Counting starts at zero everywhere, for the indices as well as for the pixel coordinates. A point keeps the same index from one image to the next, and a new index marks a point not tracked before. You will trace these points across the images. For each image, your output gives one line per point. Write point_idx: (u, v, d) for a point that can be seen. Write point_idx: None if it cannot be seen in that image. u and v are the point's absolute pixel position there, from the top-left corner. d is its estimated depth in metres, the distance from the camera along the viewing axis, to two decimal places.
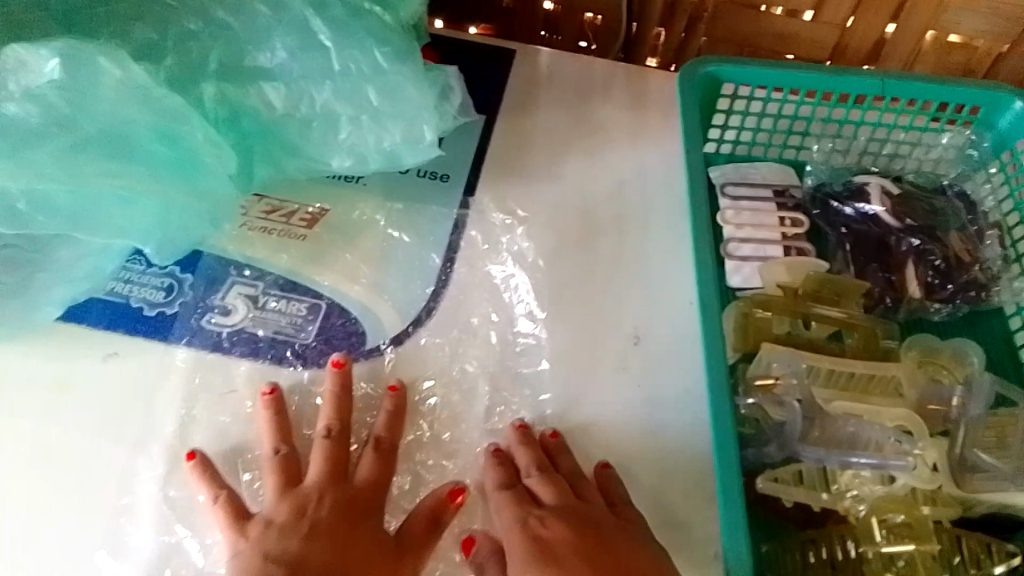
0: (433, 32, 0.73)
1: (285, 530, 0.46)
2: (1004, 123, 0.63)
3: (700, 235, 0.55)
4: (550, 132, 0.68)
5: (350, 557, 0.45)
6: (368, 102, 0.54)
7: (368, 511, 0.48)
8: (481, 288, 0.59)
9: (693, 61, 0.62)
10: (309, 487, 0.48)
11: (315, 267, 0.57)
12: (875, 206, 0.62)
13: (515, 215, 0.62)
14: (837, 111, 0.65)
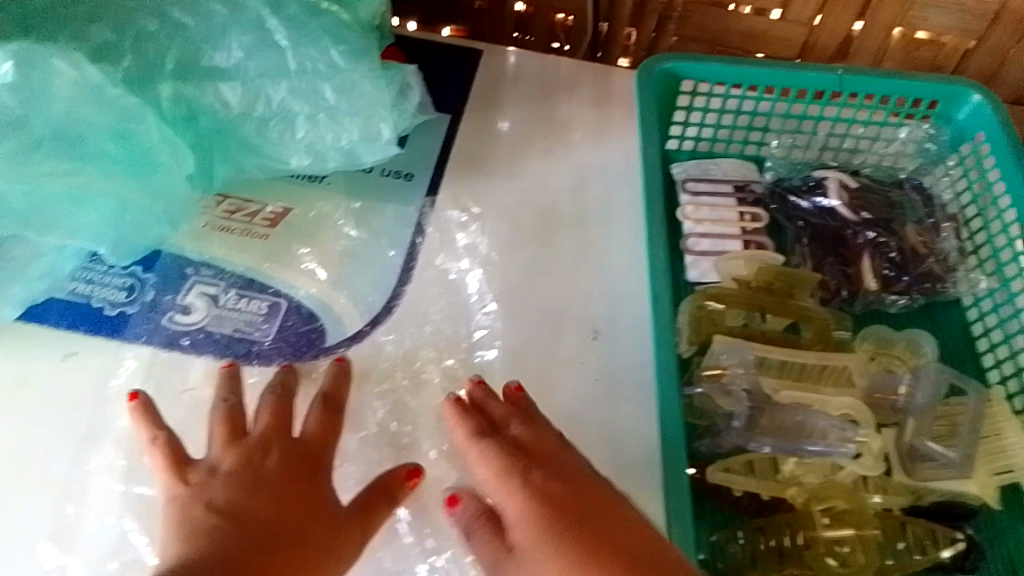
0: (400, 32, 0.73)
1: (230, 477, 0.43)
2: (962, 116, 0.64)
3: (652, 230, 0.56)
4: (514, 130, 0.69)
5: (293, 509, 0.43)
6: (325, 100, 0.54)
7: (316, 472, 0.46)
8: (438, 286, 0.59)
9: (652, 58, 0.63)
10: (255, 437, 0.46)
11: (275, 266, 0.58)
12: (833, 199, 0.63)
13: (469, 212, 0.63)
14: (796, 107, 0.65)
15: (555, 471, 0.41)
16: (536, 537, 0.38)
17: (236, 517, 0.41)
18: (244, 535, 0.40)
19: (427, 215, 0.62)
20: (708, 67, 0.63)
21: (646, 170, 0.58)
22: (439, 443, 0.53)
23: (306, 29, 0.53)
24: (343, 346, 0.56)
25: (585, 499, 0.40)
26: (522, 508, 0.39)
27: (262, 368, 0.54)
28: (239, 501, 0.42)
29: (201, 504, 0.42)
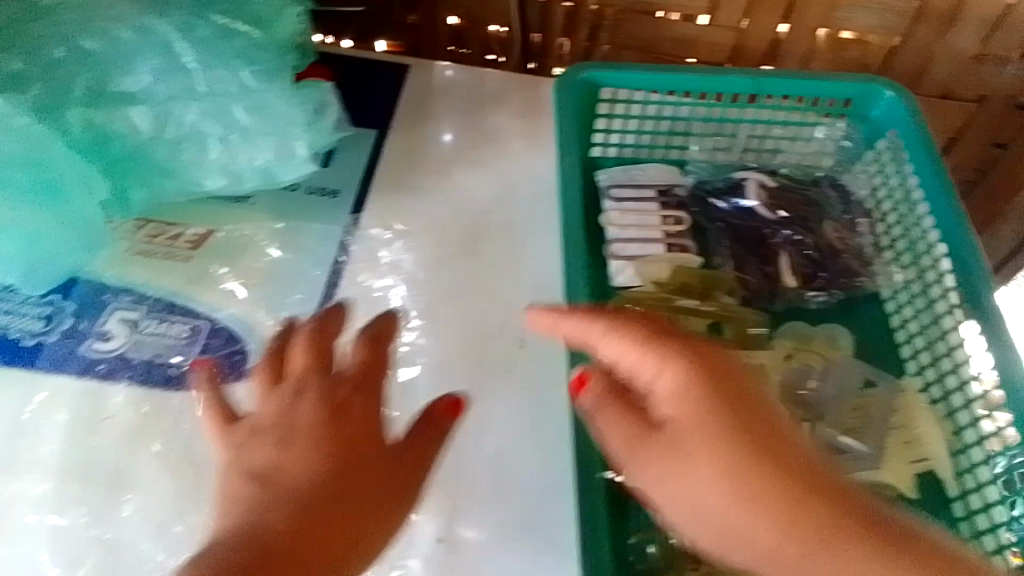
0: (327, 50, 0.74)
1: (271, 427, 0.42)
2: (877, 114, 0.66)
3: (571, 241, 0.57)
4: (441, 143, 0.70)
5: (344, 461, 0.41)
6: (236, 120, 0.55)
7: (363, 401, 0.43)
8: (362, 303, 0.59)
9: (571, 68, 0.64)
10: (290, 383, 0.44)
11: (197, 288, 0.58)
12: (753, 201, 0.64)
13: (392, 229, 0.63)
14: (716, 110, 0.66)
15: (692, 346, 0.38)
16: (687, 426, 0.36)
17: (271, 483, 0.39)
18: (280, 500, 0.38)
19: (352, 232, 0.62)
20: (627, 74, 0.64)
21: (563, 179, 0.59)
22: None
23: (216, 51, 0.54)
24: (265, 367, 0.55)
25: (722, 391, 0.36)
26: (673, 388, 0.37)
27: (182, 393, 0.54)
28: (279, 461, 0.40)
29: (239, 470, 0.40)
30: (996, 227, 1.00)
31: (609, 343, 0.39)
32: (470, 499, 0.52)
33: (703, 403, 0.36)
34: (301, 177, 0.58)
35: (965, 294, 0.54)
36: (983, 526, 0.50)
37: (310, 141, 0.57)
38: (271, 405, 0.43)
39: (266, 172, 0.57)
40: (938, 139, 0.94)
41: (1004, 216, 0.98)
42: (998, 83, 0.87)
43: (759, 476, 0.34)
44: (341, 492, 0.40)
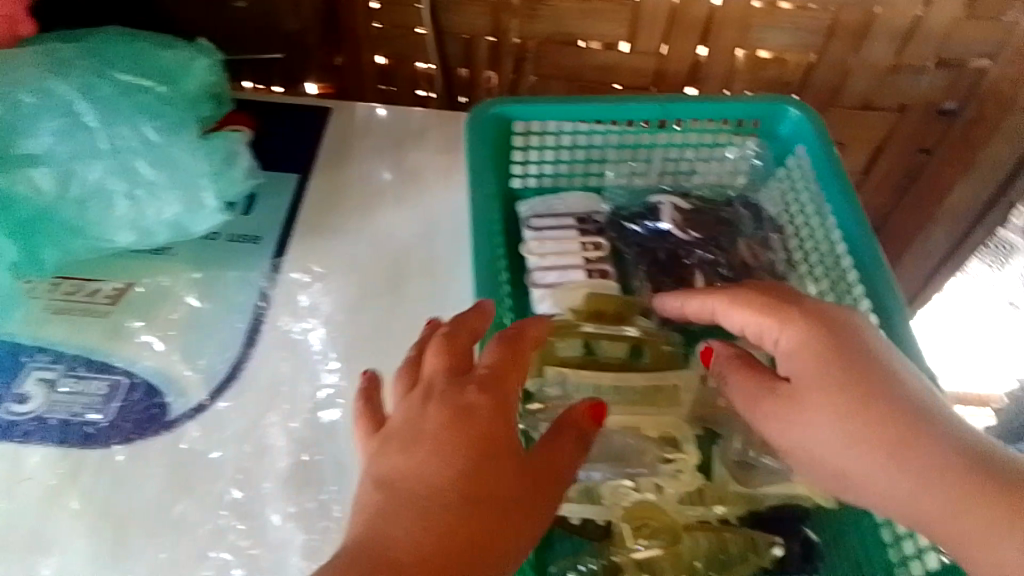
0: (249, 96, 0.75)
1: (410, 426, 0.42)
2: (784, 131, 0.68)
3: (483, 266, 0.56)
4: (363, 182, 0.71)
5: (481, 465, 0.40)
6: (141, 176, 0.55)
7: (483, 398, 0.42)
8: (283, 349, 0.59)
9: (482, 103, 0.65)
10: (480, 372, 0.44)
11: (114, 343, 0.59)
12: (668, 225, 0.66)
13: (311, 272, 0.63)
14: (629, 137, 0.68)
15: (813, 317, 0.48)
16: (805, 373, 0.47)
17: (395, 488, 0.40)
18: (404, 503, 0.39)
19: (272, 280, 0.63)
20: (539, 107, 0.65)
21: (475, 214, 0.59)
22: (283, 509, 0.53)
23: (117, 107, 0.55)
24: (184, 421, 0.56)
25: (823, 356, 0.47)
26: (799, 347, 0.48)
27: (102, 449, 0.55)
28: (409, 467, 0.40)
29: (371, 477, 0.41)
30: (928, 228, 0.98)
31: (735, 313, 0.52)
32: None
33: (828, 354, 0.47)
34: (212, 227, 0.60)
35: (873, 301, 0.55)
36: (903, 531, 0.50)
37: (219, 192, 0.58)
38: (412, 408, 0.43)
39: (176, 224, 0.59)
40: (862, 149, 0.94)
41: (934, 220, 0.96)
42: (917, 94, 0.86)
43: (854, 402, 0.45)
44: (471, 483, 0.40)
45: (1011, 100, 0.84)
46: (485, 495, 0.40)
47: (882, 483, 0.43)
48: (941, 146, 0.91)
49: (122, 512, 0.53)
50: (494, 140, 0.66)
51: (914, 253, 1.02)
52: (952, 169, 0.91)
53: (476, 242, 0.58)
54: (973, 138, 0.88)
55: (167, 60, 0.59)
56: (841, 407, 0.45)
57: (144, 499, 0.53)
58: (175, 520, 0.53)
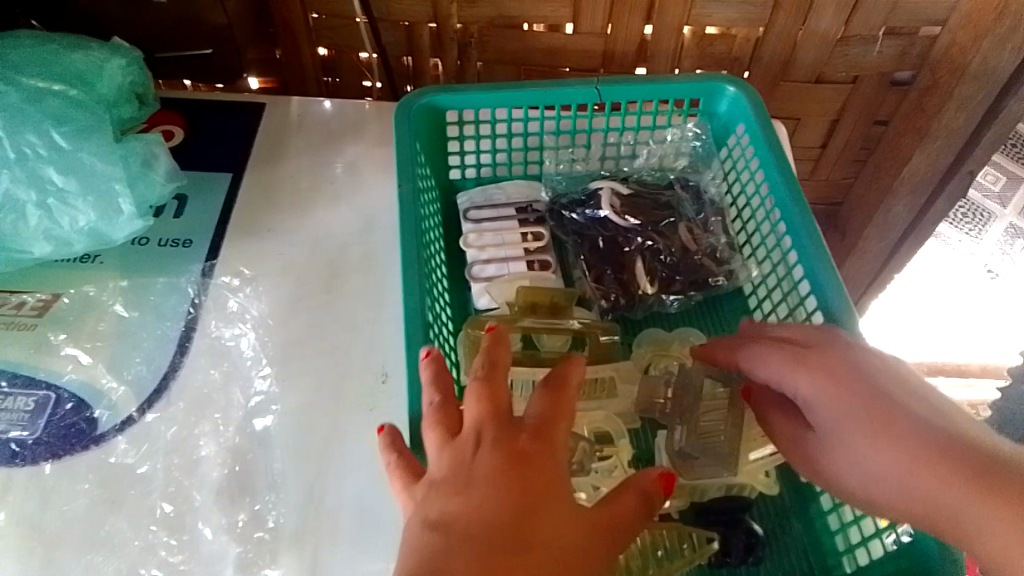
0: (180, 94, 0.73)
1: (454, 477, 0.38)
2: (723, 109, 0.65)
3: (410, 262, 0.55)
4: (297, 177, 0.69)
5: (536, 508, 0.37)
6: (52, 185, 0.56)
7: (540, 445, 0.39)
8: (213, 355, 0.58)
9: (409, 94, 0.62)
10: (530, 419, 0.40)
11: (41, 357, 0.57)
12: (604, 210, 0.65)
13: (241, 275, 0.62)
14: (565, 122, 0.66)
15: (830, 359, 0.46)
16: (832, 419, 0.44)
17: (451, 530, 0.36)
18: (471, 545, 0.35)
19: (202, 285, 0.61)
20: (466, 96, 0.62)
21: (400, 210, 0.57)
22: (215, 520, 0.52)
23: (24, 115, 0.55)
24: (112, 435, 0.54)
25: (849, 396, 0.44)
26: (817, 389, 0.45)
27: (30, 466, 0.53)
28: (468, 507, 0.36)
29: (422, 523, 0.37)
30: (887, 203, 0.92)
31: (757, 365, 0.49)
32: (329, 543, 0.50)
33: (842, 398, 0.44)
34: (133, 233, 0.60)
35: (812, 285, 0.54)
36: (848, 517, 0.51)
37: (136, 198, 0.59)
38: (460, 454, 0.39)
39: (95, 234, 0.58)
40: (818, 122, 0.89)
41: (893, 193, 0.91)
42: (866, 63, 0.81)
43: (895, 444, 0.41)
44: (522, 527, 0.36)
45: (962, 71, 0.77)
46: (529, 539, 0.36)
47: (947, 519, 0.39)
48: (896, 117, 0.87)
49: (50, 530, 0.51)
50: (422, 131, 0.63)
51: (875, 227, 0.96)
52: (906, 140, 0.86)
53: (402, 240, 0.56)
54: (927, 107, 0.82)
55: (79, 63, 0.58)
56: (893, 447, 0.41)
57: (72, 517, 0.51)
58: (105, 538, 0.51)
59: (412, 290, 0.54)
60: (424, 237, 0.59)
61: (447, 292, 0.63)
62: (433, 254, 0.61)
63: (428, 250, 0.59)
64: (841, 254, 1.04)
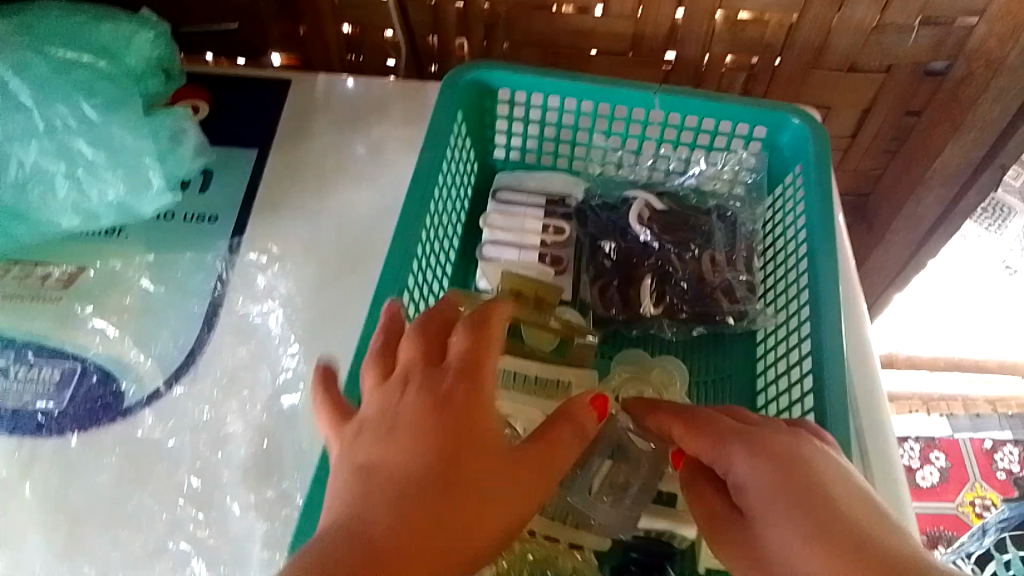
0: (206, 70, 0.72)
1: (381, 419, 0.38)
2: (786, 141, 0.61)
3: (410, 223, 0.55)
4: (324, 156, 0.68)
5: (454, 453, 0.36)
6: (81, 157, 0.55)
7: (463, 385, 0.38)
8: (241, 332, 0.57)
9: (457, 67, 0.62)
10: (451, 363, 0.39)
11: (67, 330, 0.56)
12: (630, 221, 0.63)
13: (268, 253, 0.61)
14: (617, 124, 0.64)
15: (760, 443, 0.40)
16: (761, 510, 0.38)
17: (375, 479, 0.36)
18: (390, 496, 0.35)
19: (229, 262, 0.60)
20: (519, 77, 0.62)
21: (415, 175, 0.57)
22: (242, 496, 0.51)
23: (54, 87, 0.54)
24: (138, 409, 0.54)
25: (782, 487, 0.38)
26: (748, 471, 0.39)
27: (56, 438, 0.53)
28: (391, 458, 0.36)
29: (350, 467, 0.37)
30: (918, 192, 0.91)
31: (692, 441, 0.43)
32: None
33: (776, 488, 0.38)
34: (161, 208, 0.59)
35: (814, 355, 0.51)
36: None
37: (164, 172, 0.58)
38: (384, 399, 0.39)
39: (122, 207, 0.57)
40: (849, 112, 0.87)
41: (925, 183, 0.90)
42: (902, 53, 0.79)
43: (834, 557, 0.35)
44: (442, 480, 0.36)
45: (1000, 61, 0.76)
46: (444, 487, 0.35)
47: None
48: (930, 108, 0.84)
49: (76, 505, 0.50)
50: (468, 104, 0.63)
51: (905, 219, 0.95)
52: (939, 132, 0.85)
53: (406, 204, 0.56)
54: (961, 98, 0.81)
55: (105, 35, 0.58)
56: (824, 556, 0.35)
57: (98, 490, 0.51)
58: (132, 512, 0.50)
59: (409, 257, 0.54)
60: (433, 209, 0.59)
61: (452, 266, 0.63)
62: (444, 229, 0.62)
63: (436, 218, 0.59)
64: (867, 245, 1.02)
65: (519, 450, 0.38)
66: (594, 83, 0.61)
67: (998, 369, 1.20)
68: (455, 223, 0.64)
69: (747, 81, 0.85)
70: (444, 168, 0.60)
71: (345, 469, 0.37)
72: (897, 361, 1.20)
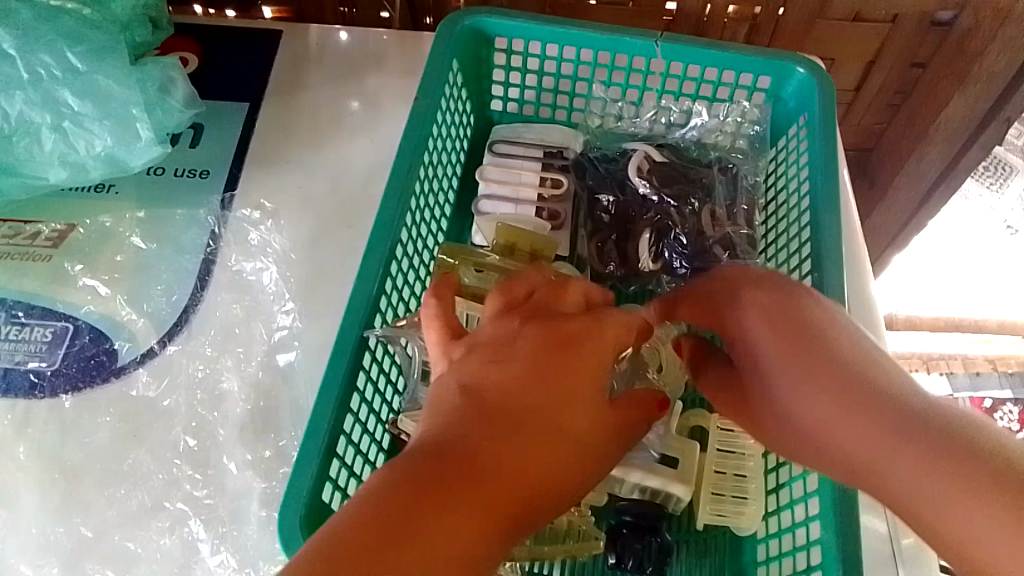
0: (195, 20, 0.70)
1: (497, 349, 0.38)
2: (790, 92, 0.60)
3: (403, 176, 0.53)
4: (318, 110, 0.66)
5: (562, 402, 0.37)
6: (67, 107, 0.53)
7: (589, 337, 0.39)
8: (235, 290, 0.56)
9: (456, 12, 0.60)
10: (577, 322, 0.40)
11: (57, 288, 0.55)
12: (629, 173, 0.61)
13: (261, 208, 0.60)
14: (617, 75, 0.62)
15: (762, 303, 0.44)
16: (770, 363, 0.43)
17: (483, 399, 0.36)
18: (492, 413, 0.35)
19: (221, 218, 0.59)
20: (518, 25, 0.60)
21: (408, 125, 0.55)
22: (239, 456, 0.50)
23: (38, 35, 0.51)
24: (132, 368, 0.53)
25: (784, 340, 0.42)
26: (756, 330, 0.44)
27: (49, 398, 0.52)
28: (501, 377, 0.37)
29: (456, 381, 0.37)
30: (921, 147, 0.89)
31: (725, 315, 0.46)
32: None
33: (780, 341, 0.42)
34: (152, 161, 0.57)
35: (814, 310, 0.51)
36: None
37: (154, 123, 0.56)
38: (509, 325, 0.40)
39: (111, 160, 0.56)
40: (852, 64, 0.86)
41: (928, 138, 0.88)
42: (908, 2, 0.77)
43: (847, 404, 0.38)
44: (540, 409, 0.36)
45: (1008, 11, 0.74)
46: (551, 430, 0.36)
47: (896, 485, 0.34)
48: (935, 59, 0.83)
49: (72, 464, 0.50)
50: (465, 53, 0.61)
51: (908, 174, 0.93)
52: (945, 84, 0.83)
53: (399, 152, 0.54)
54: (966, 51, 0.79)
55: None
56: (824, 396, 0.39)
57: (94, 450, 0.50)
58: (129, 471, 0.50)
59: (405, 209, 0.53)
60: (428, 162, 0.57)
61: (447, 219, 0.62)
62: (439, 182, 0.60)
63: (431, 170, 0.58)
64: (869, 201, 1.01)
65: (613, 409, 0.39)
66: (595, 31, 0.59)
67: (998, 329, 1.19)
68: (451, 176, 0.62)
69: (750, 31, 0.82)
70: (439, 118, 0.58)
71: (451, 387, 0.37)
72: (897, 321, 1.20)
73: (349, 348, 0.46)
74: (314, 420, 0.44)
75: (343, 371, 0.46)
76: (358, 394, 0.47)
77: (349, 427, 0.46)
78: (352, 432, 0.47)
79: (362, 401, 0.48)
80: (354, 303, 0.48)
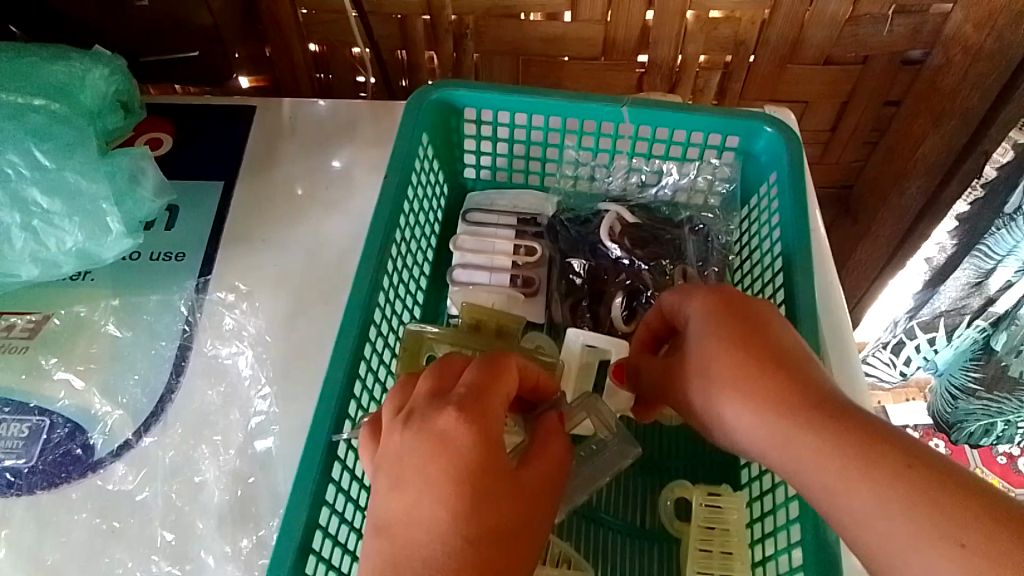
0: (167, 101, 0.70)
1: (396, 467, 0.38)
2: (760, 151, 0.59)
3: (367, 258, 0.53)
4: (293, 183, 0.66)
5: (470, 506, 0.37)
6: (36, 206, 0.54)
7: (464, 424, 0.38)
8: (208, 375, 0.56)
9: (423, 86, 0.60)
10: (466, 397, 0.40)
11: (29, 384, 0.55)
12: (601, 236, 0.62)
13: (236, 291, 0.60)
14: (585, 138, 0.62)
15: (739, 327, 0.44)
16: (787, 411, 0.39)
17: (398, 535, 0.37)
18: (403, 550, 0.36)
19: (197, 302, 0.59)
20: (483, 97, 0.60)
21: (378, 204, 0.55)
22: (218, 548, 0.50)
23: (4, 133, 0.53)
24: (108, 462, 0.52)
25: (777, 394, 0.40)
26: (732, 356, 0.43)
27: (25, 497, 0.51)
28: (406, 504, 0.37)
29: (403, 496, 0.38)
30: (901, 184, 0.87)
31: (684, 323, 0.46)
32: None
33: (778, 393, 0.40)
34: (123, 251, 0.58)
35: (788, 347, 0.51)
36: (766, 508, 0.50)
37: (124, 215, 0.57)
38: (397, 434, 0.40)
39: (84, 254, 0.57)
40: (828, 105, 0.84)
41: (906, 176, 0.86)
42: (878, 44, 0.75)
43: (797, 420, 0.39)
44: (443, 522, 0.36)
45: (978, 49, 0.72)
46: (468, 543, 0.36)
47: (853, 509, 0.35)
48: (909, 97, 0.81)
49: (44, 564, 0.49)
50: (434, 125, 0.62)
51: (889, 211, 0.91)
52: (920, 122, 0.80)
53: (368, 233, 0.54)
54: (940, 88, 0.76)
55: (59, 75, 0.56)
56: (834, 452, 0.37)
57: (68, 549, 0.50)
58: (106, 569, 0.49)
59: (378, 290, 0.53)
60: (399, 238, 0.57)
61: (423, 293, 0.62)
62: (413, 257, 0.60)
63: (404, 246, 0.58)
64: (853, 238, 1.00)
65: (523, 480, 0.40)
66: (554, 97, 0.59)
67: None
68: (425, 248, 0.63)
69: (723, 78, 0.81)
70: (409, 194, 0.58)
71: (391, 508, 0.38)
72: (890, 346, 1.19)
73: (321, 440, 0.46)
74: (287, 519, 0.44)
75: (317, 461, 0.46)
76: (332, 485, 0.47)
77: (324, 520, 0.46)
78: (328, 525, 0.47)
79: (337, 490, 0.48)
80: (326, 390, 0.48)
